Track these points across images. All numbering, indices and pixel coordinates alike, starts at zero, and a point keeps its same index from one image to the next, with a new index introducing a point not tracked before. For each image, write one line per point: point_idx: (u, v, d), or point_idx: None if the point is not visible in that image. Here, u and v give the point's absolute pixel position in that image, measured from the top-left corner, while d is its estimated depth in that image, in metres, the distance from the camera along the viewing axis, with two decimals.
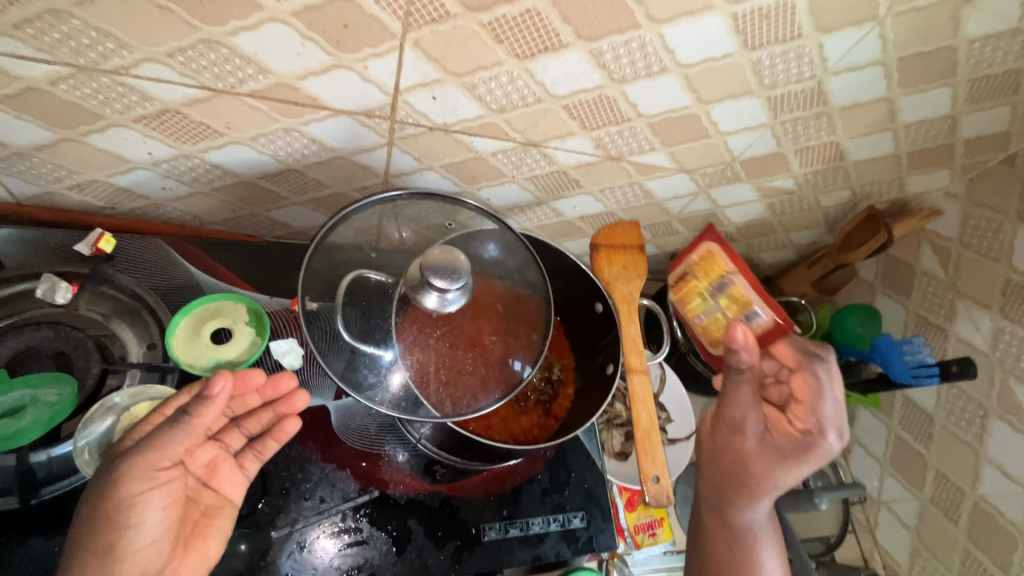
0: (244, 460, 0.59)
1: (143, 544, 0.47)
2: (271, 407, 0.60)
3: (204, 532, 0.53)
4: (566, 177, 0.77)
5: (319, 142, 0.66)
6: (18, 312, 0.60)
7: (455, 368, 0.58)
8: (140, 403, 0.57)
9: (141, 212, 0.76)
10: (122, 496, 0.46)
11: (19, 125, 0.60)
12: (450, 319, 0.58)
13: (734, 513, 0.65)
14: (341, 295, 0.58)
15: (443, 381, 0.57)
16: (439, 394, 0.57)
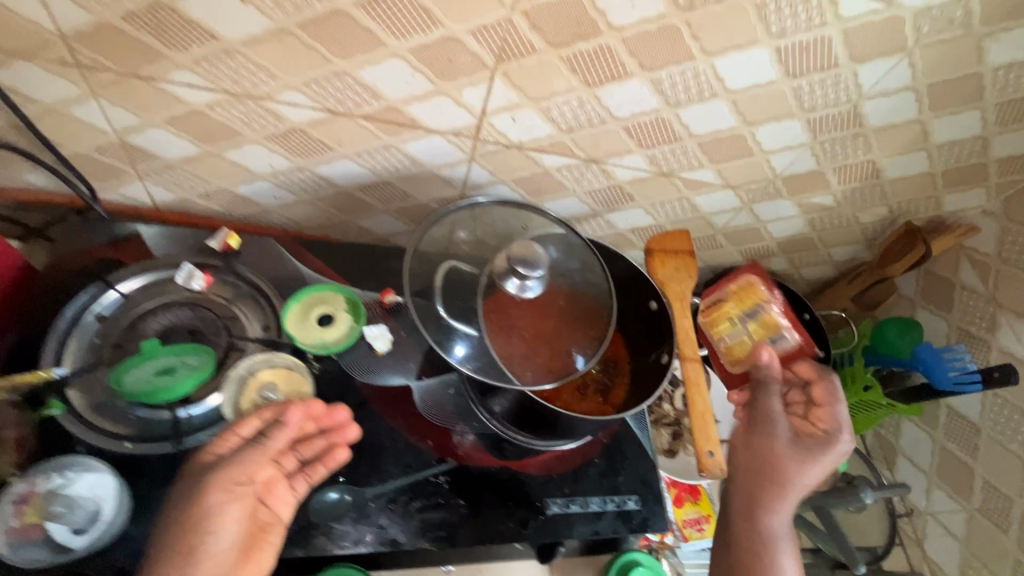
0: (296, 482, 0.63)
1: (217, 550, 0.55)
2: (325, 435, 0.65)
3: (261, 546, 0.58)
4: (621, 191, 0.86)
5: (412, 157, 0.78)
6: (163, 294, 0.71)
7: (528, 349, 0.66)
8: (265, 370, 0.67)
9: (252, 217, 0.89)
10: (203, 505, 0.55)
11: (175, 141, 0.73)
12: (531, 304, 0.68)
13: (763, 515, 0.69)
14: (437, 281, 0.67)
15: (520, 358, 0.66)
16: (521, 365, 0.66)
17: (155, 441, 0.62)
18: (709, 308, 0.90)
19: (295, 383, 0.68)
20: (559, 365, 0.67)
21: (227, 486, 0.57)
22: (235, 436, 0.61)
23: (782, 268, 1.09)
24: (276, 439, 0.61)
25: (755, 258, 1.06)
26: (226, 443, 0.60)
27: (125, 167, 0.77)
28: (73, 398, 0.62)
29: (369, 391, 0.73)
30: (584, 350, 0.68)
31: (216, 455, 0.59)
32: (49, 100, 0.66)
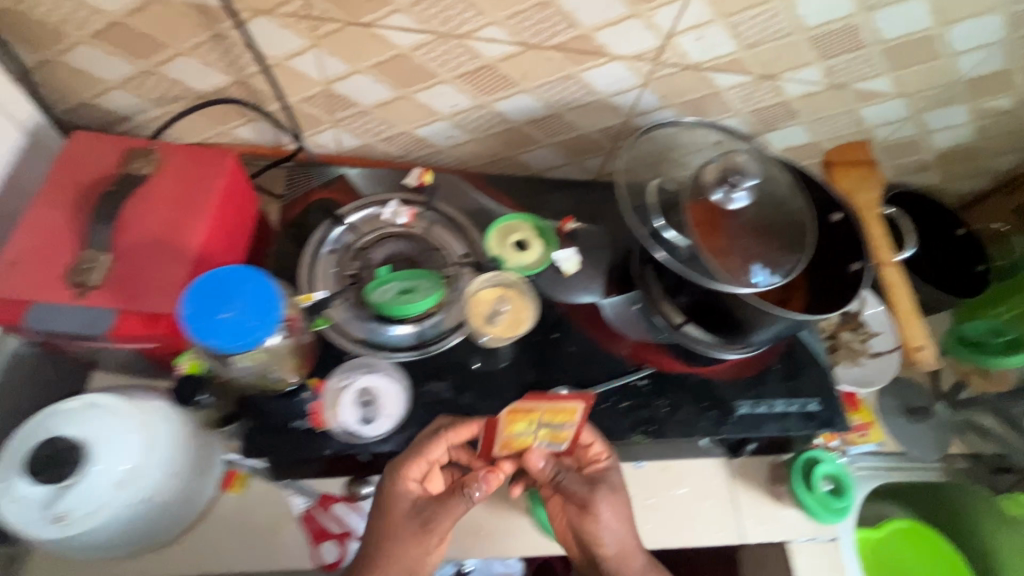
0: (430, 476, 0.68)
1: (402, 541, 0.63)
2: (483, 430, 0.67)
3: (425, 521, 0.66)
4: (788, 108, 0.86)
5: (589, 86, 0.81)
6: (378, 228, 0.79)
7: (729, 261, 0.66)
8: (485, 290, 0.76)
9: (423, 159, 0.95)
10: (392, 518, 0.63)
11: (375, 86, 0.79)
12: (730, 215, 0.68)
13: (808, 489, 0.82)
14: (651, 193, 0.71)
15: (725, 269, 0.65)
16: (718, 265, 0.65)
17: (406, 350, 0.72)
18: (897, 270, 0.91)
19: (513, 297, 0.77)
20: (753, 276, 0.65)
21: (414, 532, 0.63)
22: (401, 481, 0.64)
23: (934, 182, 1.06)
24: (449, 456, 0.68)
25: (908, 174, 1.04)
26: (393, 490, 0.64)
27: (324, 116, 0.84)
28: (333, 315, 0.72)
29: (565, 307, 0.79)
30: (783, 262, 0.67)
31: (393, 503, 0.64)
32: (277, 54, 0.73)
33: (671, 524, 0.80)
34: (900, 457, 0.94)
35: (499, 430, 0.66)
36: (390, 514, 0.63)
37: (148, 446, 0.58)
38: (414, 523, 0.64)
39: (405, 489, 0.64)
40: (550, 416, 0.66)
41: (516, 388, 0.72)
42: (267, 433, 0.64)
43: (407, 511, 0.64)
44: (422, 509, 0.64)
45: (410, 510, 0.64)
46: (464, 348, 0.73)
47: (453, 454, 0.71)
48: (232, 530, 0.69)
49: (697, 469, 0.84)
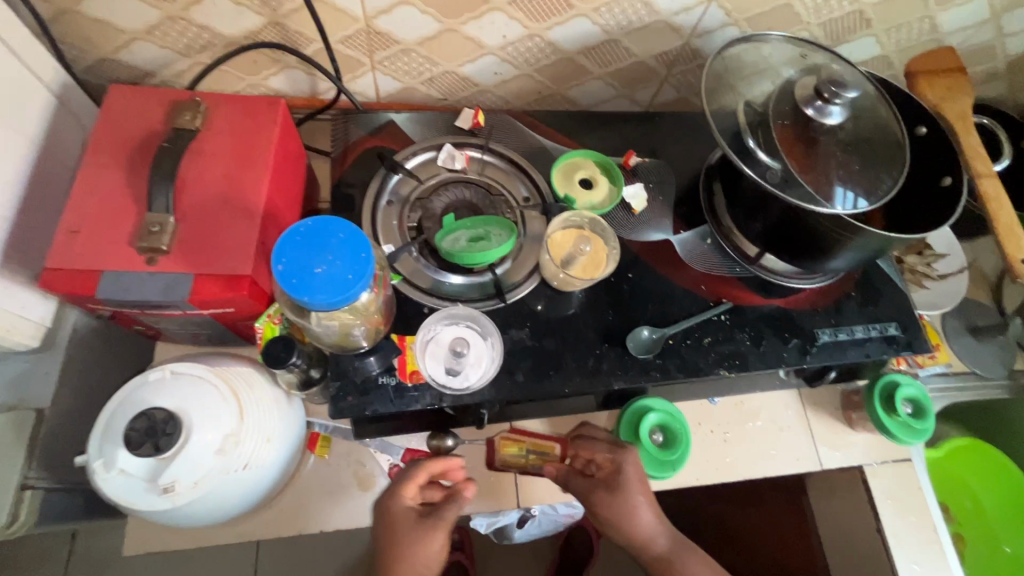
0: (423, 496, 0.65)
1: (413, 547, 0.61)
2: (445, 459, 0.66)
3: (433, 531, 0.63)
4: (860, 17, 0.80)
5: (650, 5, 0.74)
6: (436, 175, 0.75)
7: (821, 182, 0.62)
8: (557, 232, 0.72)
9: (466, 101, 0.89)
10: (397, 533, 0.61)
11: (420, 19, 0.73)
12: (826, 133, 0.63)
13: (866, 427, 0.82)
14: (737, 112, 0.66)
15: (818, 191, 0.62)
16: (811, 184, 0.62)
17: (482, 300, 0.69)
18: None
19: (592, 238, 0.73)
20: (848, 197, 0.63)
21: (424, 536, 0.62)
22: (398, 500, 0.63)
23: (1000, 93, 1.01)
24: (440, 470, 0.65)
25: (974, 85, 0.98)
26: (391, 510, 0.62)
27: (363, 57, 0.78)
28: (402, 269, 0.69)
29: (636, 246, 0.76)
30: (878, 181, 0.64)
31: (394, 522, 0.62)
32: None
33: (751, 454, 0.80)
34: (969, 375, 0.93)
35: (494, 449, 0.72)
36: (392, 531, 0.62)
37: (241, 415, 0.55)
38: (417, 528, 0.62)
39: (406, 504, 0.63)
40: (535, 444, 0.73)
41: (597, 331, 0.70)
42: (358, 386, 0.62)
43: (411, 524, 0.62)
44: (430, 516, 0.63)
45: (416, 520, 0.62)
46: (540, 294, 0.71)
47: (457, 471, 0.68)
48: (324, 490, 0.69)
49: (772, 401, 0.84)
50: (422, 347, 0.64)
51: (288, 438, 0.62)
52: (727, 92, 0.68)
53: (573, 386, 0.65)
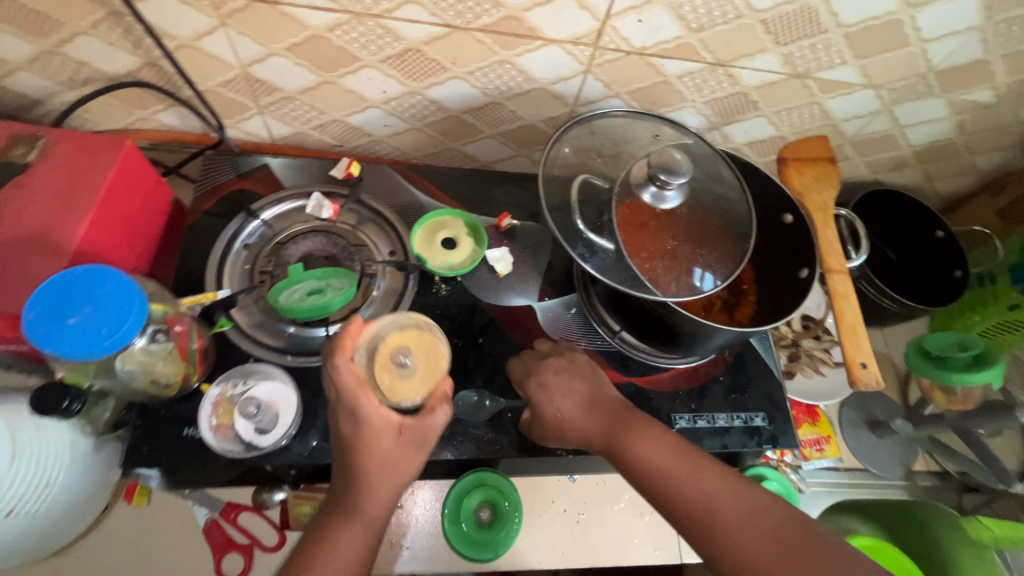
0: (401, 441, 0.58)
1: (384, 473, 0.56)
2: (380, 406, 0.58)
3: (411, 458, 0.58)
4: (746, 98, 0.80)
5: (526, 73, 0.75)
6: (299, 223, 0.75)
7: (651, 266, 0.63)
8: (390, 332, 0.65)
9: (362, 149, 0.90)
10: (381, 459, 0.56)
11: (295, 70, 0.74)
12: (661, 217, 0.65)
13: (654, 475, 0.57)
14: (575, 193, 0.67)
15: (646, 275, 0.62)
16: (647, 267, 0.63)
17: (314, 353, 0.67)
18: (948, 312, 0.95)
19: (425, 348, 0.65)
20: (688, 281, 0.64)
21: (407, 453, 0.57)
22: (377, 411, 0.57)
23: (914, 181, 0.99)
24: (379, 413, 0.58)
25: (884, 171, 0.96)
26: (373, 427, 0.56)
27: (248, 101, 0.79)
28: (237, 317, 0.68)
29: (494, 310, 0.75)
30: (715, 267, 0.65)
31: (377, 438, 0.56)
32: (183, 33, 0.68)
33: (600, 542, 0.76)
34: (863, 473, 0.88)
35: (287, 513, 0.68)
36: (378, 448, 0.56)
37: (11, 458, 0.53)
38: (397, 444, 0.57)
39: (383, 418, 0.57)
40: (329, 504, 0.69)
41: None
42: (159, 436, 0.61)
43: (394, 443, 0.57)
44: (415, 437, 0.58)
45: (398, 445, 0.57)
46: None
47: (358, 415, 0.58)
48: (129, 542, 0.66)
49: None
50: (225, 394, 0.63)
51: (75, 490, 0.60)
52: (568, 164, 0.69)
53: None
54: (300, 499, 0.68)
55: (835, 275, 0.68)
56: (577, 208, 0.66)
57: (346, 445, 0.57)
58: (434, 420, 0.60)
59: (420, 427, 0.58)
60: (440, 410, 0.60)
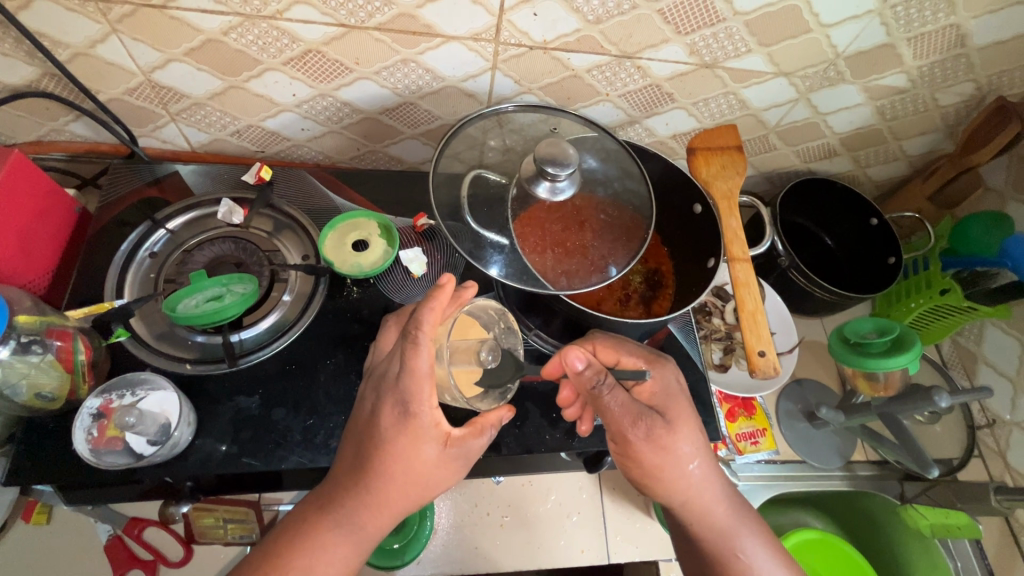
0: (446, 452, 0.56)
1: (412, 473, 0.55)
2: (429, 412, 0.54)
3: (447, 462, 0.56)
4: (660, 91, 0.79)
5: (432, 71, 0.74)
6: (208, 229, 0.74)
7: (541, 262, 0.64)
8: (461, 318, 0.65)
9: (283, 154, 0.89)
10: (412, 463, 0.54)
11: (198, 75, 0.73)
12: (560, 209, 0.66)
13: (680, 448, 0.60)
14: (466, 191, 0.66)
15: (538, 270, 0.64)
16: (549, 266, 0.64)
17: (213, 361, 0.66)
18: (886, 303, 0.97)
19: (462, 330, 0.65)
20: (596, 278, 0.65)
21: (436, 465, 0.55)
22: (429, 411, 0.54)
23: (846, 169, 0.98)
24: (423, 416, 0.54)
25: (815, 160, 0.96)
26: (421, 427, 0.54)
27: (157, 110, 0.78)
28: (135, 326, 0.66)
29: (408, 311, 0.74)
30: (611, 257, 0.66)
31: (420, 444, 0.54)
32: (75, 41, 0.67)
33: (523, 547, 0.74)
34: (800, 465, 0.87)
35: (188, 526, 0.66)
36: (415, 459, 0.54)
37: None
38: (432, 460, 0.55)
39: (433, 424, 0.54)
40: (230, 512, 0.67)
41: (339, 401, 0.66)
42: (44, 451, 0.59)
43: (434, 456, 0.55)
44: (457, 454, 0.56)
45: (437, 455, 0.55)
46: (288, 357, 0.68)
47: (416, 408, 0.54)
48: (26, 561, 0.64)
49: (564, 482, 0.79)
50: (110, 405, 0.60)
51: None
52: (467, 160, 0.68)
53: (289, 463, 0.62)
54: (202, 512, 0.66)
55: (736, 264, 0.69)
56: (473, 206, 0.65)
57: (394, 421, 0.54)
58: (478, 448, 0.57)
59: (464, 445, 0.56)
60: (485, 434, 0.57)
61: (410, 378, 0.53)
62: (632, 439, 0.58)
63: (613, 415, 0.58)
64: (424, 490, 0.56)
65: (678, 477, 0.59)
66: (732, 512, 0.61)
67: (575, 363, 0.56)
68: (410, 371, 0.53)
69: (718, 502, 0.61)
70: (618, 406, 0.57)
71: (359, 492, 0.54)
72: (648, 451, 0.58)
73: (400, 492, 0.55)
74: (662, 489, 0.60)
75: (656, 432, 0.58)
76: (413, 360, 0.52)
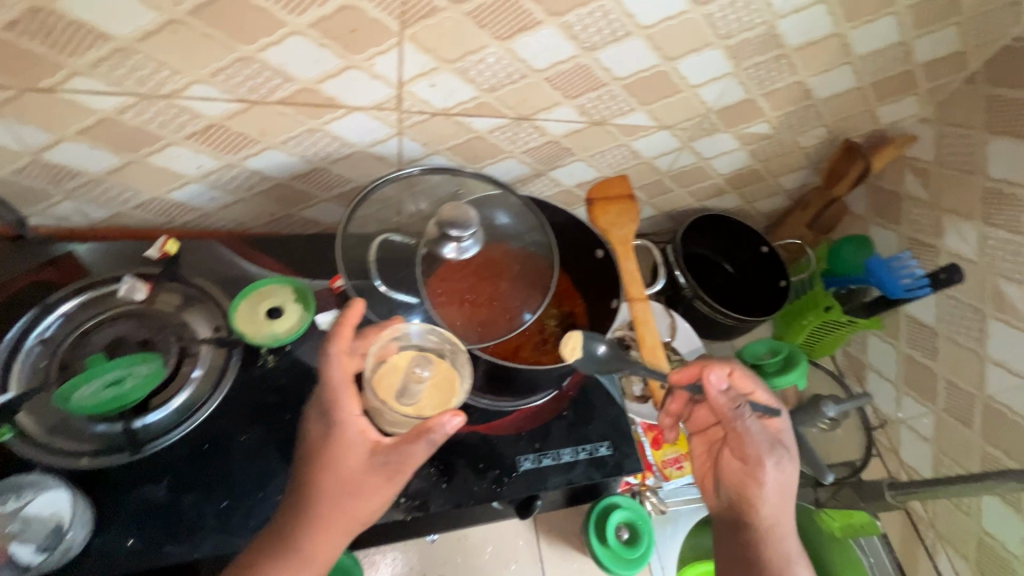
0: (377, 463, 0.55)
1: (343, 488, 0.55)
2: (354, 419, 0.57)
3: (386, 474, 0.55)
4: (559, 146, 0.86)
5: (340, 139, 0.77)
6: (107, 308, 0.71)
7: (452, 315, 0.67)
8: (395, 359, 0.64)
9: (192, 224, 0.87)
10: (342, 474, 0.55)
11: (94, 153, 0.71)
12: (467, 266, 0.69)
13: (788, 483, 0.68)
14: (374, 255, 0.69)
15: (448, 324, 0.67)
16: (462, 322, 0.68)
17: (114, 451, 0.62)
18: (783, 324, 1.06)
19: (390, 372, 0.63)
20: (510, 325, 0.69)
21: (370, 477, 0.55)
22: (353, 419, 0.57)
23: (736, 204, 1.09)
24: (348, 427, 0.56)
25: (708, 198, 1.06)
26: (344, 436, 0.56)
27: (49, 188, 0.75)
28: (25, 423, 0.62)
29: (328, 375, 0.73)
30: (524, 304, 0.70)
31: (347, 452, 0.56)
32: None
33: None
34: None
35: None
36: (344, 469, 0.55)
37: None
38: (360, 471, 0.55)
39: (360, 431, 0.57)
40: None
41: (257, 478, 0.64)
42: None
43: (362, 463, 0.56)
44: (385, 463, 0.55)
45: (367, 464, 0.56)
46: (200, 436, 0.65)
47: (346, 420, 0.57)
48: None
49: (499, 531, 0.79)
50: None
51: None
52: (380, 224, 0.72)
53: (204, 550, 0.59)
54: None
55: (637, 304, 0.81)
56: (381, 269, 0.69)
57: (322, 433, 0.58)
58: (414, 454, 0.55)
59: (393, 452, 0.55)
60: (417, 439, 0.54)
61: (328, 389, 0.58)
62: (762, 463, 0.67)
63: (753, 441, 0.67)
64: (360, 506, 0.55)
65: (778, 501, 0.67)
66: (798, 551, 0.65)
67: (721, 381, 0.67)
68: (326, 381, 0.59)
69: (791, 535, 0.66)
70: (761, 435, 0.68)
71: (301, 512, 0.55)
72: (763, 470, 0.67)
73: (333, 512, 0.54)
74: (759, 513, 0.66)
75: (784, 465, 0.67)
76: (326, 375, 0.59)
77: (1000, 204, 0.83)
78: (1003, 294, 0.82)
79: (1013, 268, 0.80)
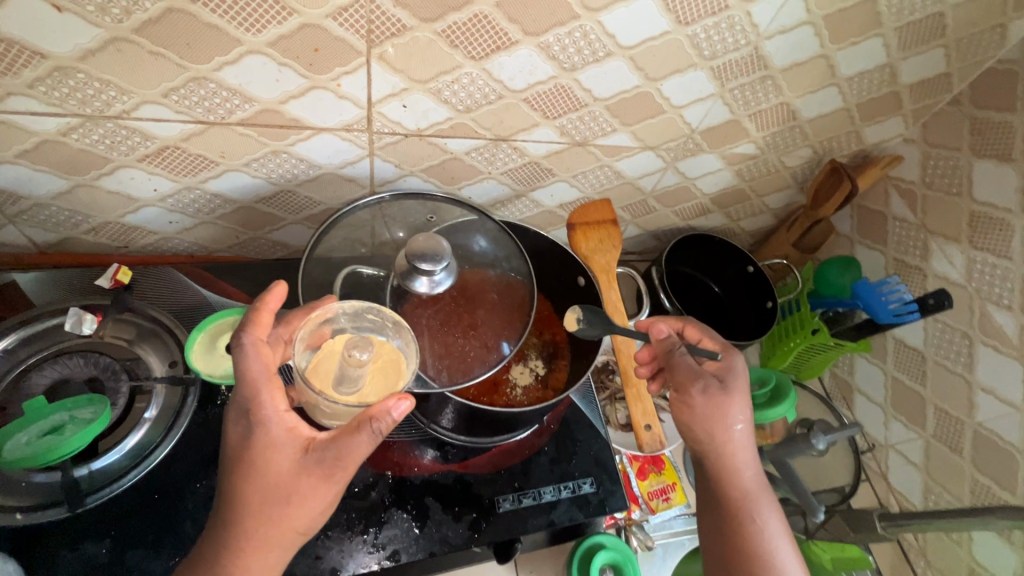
0: (312, 466, 0.49)
1: (274, 496, 0.49)
2: (274, 409, 0.50)
3: (322, 477, 0.50)
4: (539, 167, 0.82)
5: (307, 160, 0.72)
6: (53, 344, 0.66)
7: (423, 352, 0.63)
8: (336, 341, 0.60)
9: (150, 248, 0.82)
10: (271, 481, 0.49)
11: (37, 176, 0.66)
12: (438, 301, 0.65)
13: (733, 417, 0.64)
14: (338, 289, 0.65)
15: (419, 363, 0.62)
16: (434, 358, 0.63)
17: (51, 505, 0.57)
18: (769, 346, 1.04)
19: (326, 362, 0.58)
20: (490, 360, 0.65)
21: (304, 480, 0.49)
22: (278, 417, 0.50)
23: (721, 223, 1.06)
24: (272, 425, 0.50)
25: (692, 218, 1.03)
26: (270, 436, 0.49)
27: None
28: None
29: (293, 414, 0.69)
30: (503, 335, 0.66)
31: (275, 455, 0.49)
32: None
33: None
34: None
35: None
36: (273, 472, 0.49)
37: None
38: (292, 478, 0.49)
39: (287, 430, 0.50)
40: None
41: None
42: None
43: (293, 465, 0.49)
44: (321, 461, 0.49)
45: (299, 466, 0.49)
46: (150, 485, 0.61)
47: (268, 412, 0.50)
48: None
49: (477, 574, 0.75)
50: None
51: None
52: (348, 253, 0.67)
53: None
54: None
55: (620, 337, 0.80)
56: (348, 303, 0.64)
57: (241, 438, 0.50)
58: (355, 447, 0.49)
59: (326, 448, 0.49)
60: (359, 431, 0.49)
61: (245, 386, 0.50)
62: (689, 391, 0.65)
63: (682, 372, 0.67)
64: (296, 513, 0.50)
65: (721, 435, 0.64)
66: (755, 484, 0.63)
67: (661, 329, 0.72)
68: (243, 376, 0.51)
69: (748, 470, 0.64)
70: (691, 366, 0.67)
71: (231, 527, 0.49)
72: (698, 402, 0.65)
73: (265, 525, 0.49)
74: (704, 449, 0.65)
75: (714, 393, 0.64)
76: (239, 369, 0.51)
77: (987, 227, 0.82)
78: (992, 318, 0.81)
79: (1000, 293, 0.80)
